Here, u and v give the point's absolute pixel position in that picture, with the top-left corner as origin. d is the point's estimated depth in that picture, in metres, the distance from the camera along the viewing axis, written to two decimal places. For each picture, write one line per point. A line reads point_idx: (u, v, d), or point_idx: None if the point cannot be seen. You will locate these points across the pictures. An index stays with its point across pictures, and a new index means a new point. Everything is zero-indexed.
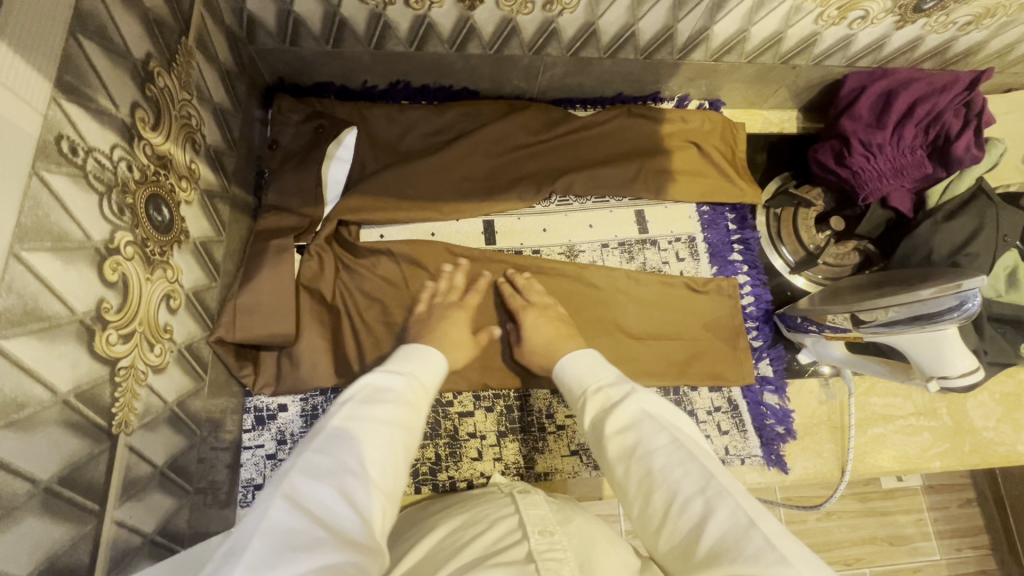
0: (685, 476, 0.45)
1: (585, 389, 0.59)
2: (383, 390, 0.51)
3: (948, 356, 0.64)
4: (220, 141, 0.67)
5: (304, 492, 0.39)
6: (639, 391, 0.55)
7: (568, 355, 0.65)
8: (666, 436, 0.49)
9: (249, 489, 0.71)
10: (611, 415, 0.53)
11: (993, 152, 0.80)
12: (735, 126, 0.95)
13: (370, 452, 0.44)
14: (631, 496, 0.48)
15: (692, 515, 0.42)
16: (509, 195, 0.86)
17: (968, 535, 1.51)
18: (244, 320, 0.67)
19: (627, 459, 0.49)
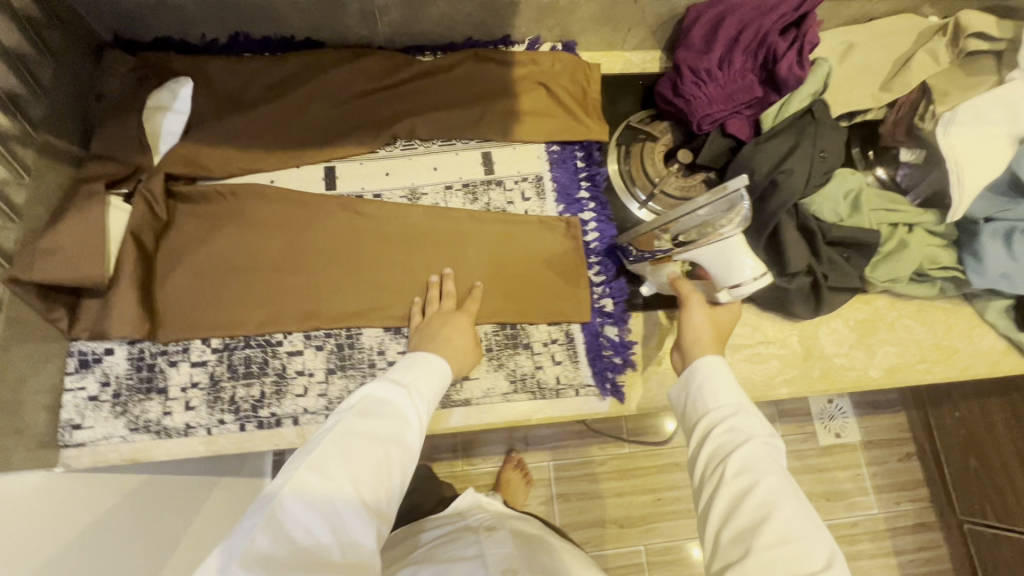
0: (821, 538, 0.50)
1: (730, 403, 0.59)
2: (382, 401, 0.59)
3: (736, 267, 0.64)
4: (16, 86, 0.68)
5: (290, 519, 0.49)
6: (765, 434, 0.57)
7: (710, 362, 0.63)
8: (790, 488, 0.53)
9: (68, 429, 0.72)
10: (755, 448, 0.55)
11: (819, 73, 0.79)
12: (588, 65, 0.94)
13: (361, 478, 0.53)
14: (733, 517, 0.52)
15: (804, 564, 0.48)
16: (348, 142, 0.86)
17: (908, 488, 1.49)
18: (44, 261, 0.67)
19: (748, 484, 0.53)
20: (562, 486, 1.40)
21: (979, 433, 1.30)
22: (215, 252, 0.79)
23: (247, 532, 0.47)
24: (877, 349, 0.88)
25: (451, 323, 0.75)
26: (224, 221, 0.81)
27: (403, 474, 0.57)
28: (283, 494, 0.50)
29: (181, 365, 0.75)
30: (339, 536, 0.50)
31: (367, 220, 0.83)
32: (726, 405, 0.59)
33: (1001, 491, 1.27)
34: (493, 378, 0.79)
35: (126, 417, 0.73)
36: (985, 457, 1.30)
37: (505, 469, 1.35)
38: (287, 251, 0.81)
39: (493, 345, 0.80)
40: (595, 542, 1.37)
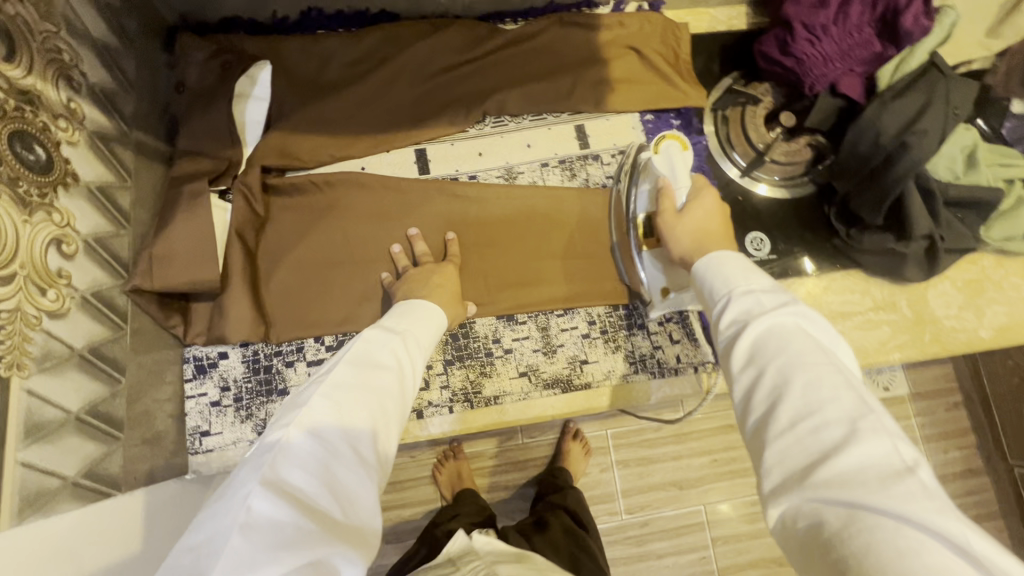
0: (848, 401, 0.39)
1: (729, 289, 0.51)
2: (368, 345, 0.55)
3: (676, 168, 0.68)
4: (109, 83, 0.63)
5: (288, 479, 0.42)
6: (788, 306, 0.47)
7: (710, 257, 0.56)
8: (819, 352, 0.42)
9: (196, 436, 0.71)
10: (760, 326, 0.45)
11: (944, 22, 0.73)
12: (678, 26, 0.89)
13: (355, 422, 0.48)
14: (749, 409, 0.42)
15: (829, 438, 0.37)
16: (439, 122, 0.81)
17: (957, 435, 1.35)
18: (162, 268, 0.64)
19: (756, 370, 0.43)
20: (621, 453, 1.30)
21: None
22: (318, 245, 0.76)
23: (239, 496, 0.40)
24: (986, 310, 0.86)
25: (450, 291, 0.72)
26: (323, 213, 0.77)
27: (395, 425, 0.52)
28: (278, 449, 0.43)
29: (297, 365, 0.74)
30: (337, 495, 0.43)
31: (469, 204, 0.80)
32: (721, 295, 0.51)
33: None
34: (613, 361, 0.78)
35: (252, 421, 0.72)
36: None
37: (564, 441, 1.25)
38: (391, 242, 0.78)
39: (608, 327, 0.79)
40: (656, 505, 1.28)
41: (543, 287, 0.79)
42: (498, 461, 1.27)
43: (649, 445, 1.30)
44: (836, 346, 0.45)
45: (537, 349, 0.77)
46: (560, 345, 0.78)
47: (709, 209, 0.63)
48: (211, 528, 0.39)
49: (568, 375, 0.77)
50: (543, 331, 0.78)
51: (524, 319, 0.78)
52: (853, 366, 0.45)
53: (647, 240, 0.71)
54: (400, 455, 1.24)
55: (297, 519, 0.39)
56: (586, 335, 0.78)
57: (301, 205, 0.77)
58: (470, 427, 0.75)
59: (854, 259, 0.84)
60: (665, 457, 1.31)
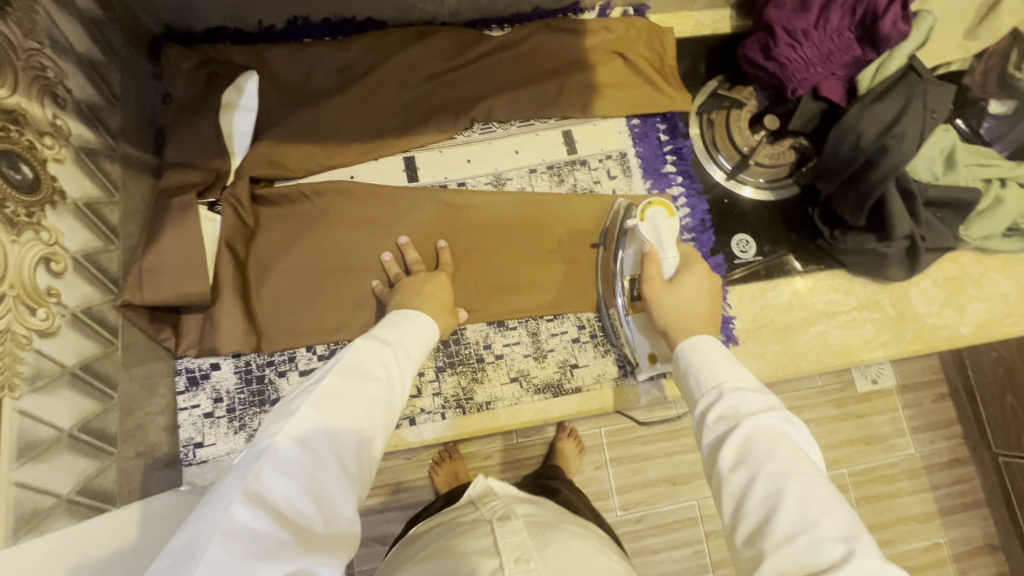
0: (839, 516, 0.42)
1: (717, 383, 0.54)
2: (360, 356, 0.56)
3: (662, 236, 0.71)
4: (95, 97, 0.63)
5: (270, 488, 0.43)
6: (774, 409, 0.51)
7: (694, 340, 0.60)
8: (806, 463, 0.46)
9: (190, 448, 0.71)
10: (748, 429, 0.49)
11: (922, 26, 0.75)
12: (663, 31, 0.89)
13: (343, 437, 0.49)
14: (741, 518, 0.45)
15: (824, 556, 0.40)
16: (427, 129, 0.82)
17: (943, 426, 1.38)
18: (151, 282, 0.64)
19: (748, 474, 0.46)
20: (615, 451, 1.32)
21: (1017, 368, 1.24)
22: (307, 256, 0.77)
23: (222, 502, 0.41)
24: (966, 306, 0.89)
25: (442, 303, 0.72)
26: (313, 222, 0.78)
27: (381, 438, 0.53)
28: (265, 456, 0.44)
29: (290, 375, 0.74)
30: (320, 506, 0.44)
31: (458, 211, 0.80)
32: (709, 388, 0.54)
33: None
34: (602, 365, 0.79)
35: (246, 432, 0.72)
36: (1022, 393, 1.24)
37: (559, 439, 1.26)
38: (382, 251, 0.78)
39: (597, 331, 0.80)
40: (650, 501, 1.30)
41: (533, 293, 0.80)
42: (494, 462, 1.28)
43: (643, 443, 1.32)
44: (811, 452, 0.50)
45: (527, 354, 0.78)
46: (550, 350, 0.79)
47: (698, 288, 0.67)
48: (192, 531, 0.40)
49: (558, 379, 0.78)
50: (534, 337, 0.79)
51: (514, 324, 0.79)
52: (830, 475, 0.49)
53: (634, 305, 0.73)
54: (395, 458, 1.24)
55: (277, 530, 0.40)
56: (575, 339, 0.79)
57: (290, 215, 0.77)
58: (462, 432, 0.76)
59: (838, 260, 0.86)
60: (658, 454, 1.33)
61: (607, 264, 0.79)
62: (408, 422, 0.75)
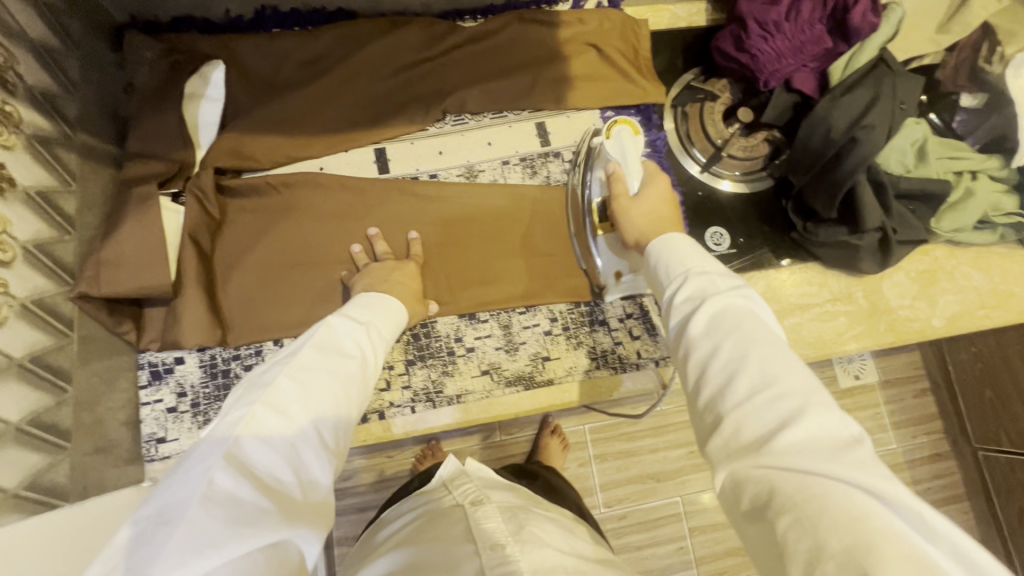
0: (801, 376, 0.41)
1: (684, 268, 0.52)
2: (333, 334, 0.55)
3: (627, 152, 0.72)
4: (49, 84, 0.61)
5: (249, 455, 0.41)
6: (740, 290, 0.49)
7: (662, 240, 0.57)
8: (770, 335, 0.45)
9: (152, 443, 0.70)
10: (714, 306, 0.47)
11: (892, 18, 0.75)
12: (638, 23, 0.89)
13: (322, 409, 0.48)
14: (703, 383, 0.44)
15: (783, 408, 0.39)
16: (398, 120, 0.81)
17: (925, 421, 1.39)
18: (110, 274, 0.63)
19: (714, 345, 0.45)
20: (598, 448, 1.31)
21: (995, 366, 1.23)
22: (275, 248, 0.76)
23: (198, 469, 0.38)
24: (939, 299, 0.89)
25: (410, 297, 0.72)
26: (280, 214, 0.76)
27: (355, 414, 0.52)
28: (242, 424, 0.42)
29: (256, 369, 0.73)
30: (299, 475, 0.43)
31: (430, 203, 0.80)
32: (677, 274, 0.52)
33: (1017, 419, 1.21)
34: (574, 358, 0.78)
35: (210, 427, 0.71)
36: (1001, 388, 1.23)
37: (542, 436, 1.25)
38: (351, 243, 0.77)
39: (570, 324, 0.79)
40: (634, 498, 1.30)
41: (504, 285, 0.79)
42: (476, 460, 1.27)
43: (626, 439, 1.31)
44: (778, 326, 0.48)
45: (499, 347, 0.78)
46: (522, 342, 0.78)
47: (662, 196, 0.66)
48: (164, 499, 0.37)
49: (529, 372, 0.77)
50: (505, 329, 0.78)
51: (485, 317, 0.78)
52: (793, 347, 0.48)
53: (603, 226, 0.74)
54: (376, 456, 1.23)
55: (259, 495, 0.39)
56: (548, 332, 0.79)
57: (257, 207, 0.76)
58: (431, 426, 0.75)
59: (812, 252, 0.86)
60: (643, 450, 1.32)
61: (576, 193, 0.79)
62: (376, 416, 0.74)
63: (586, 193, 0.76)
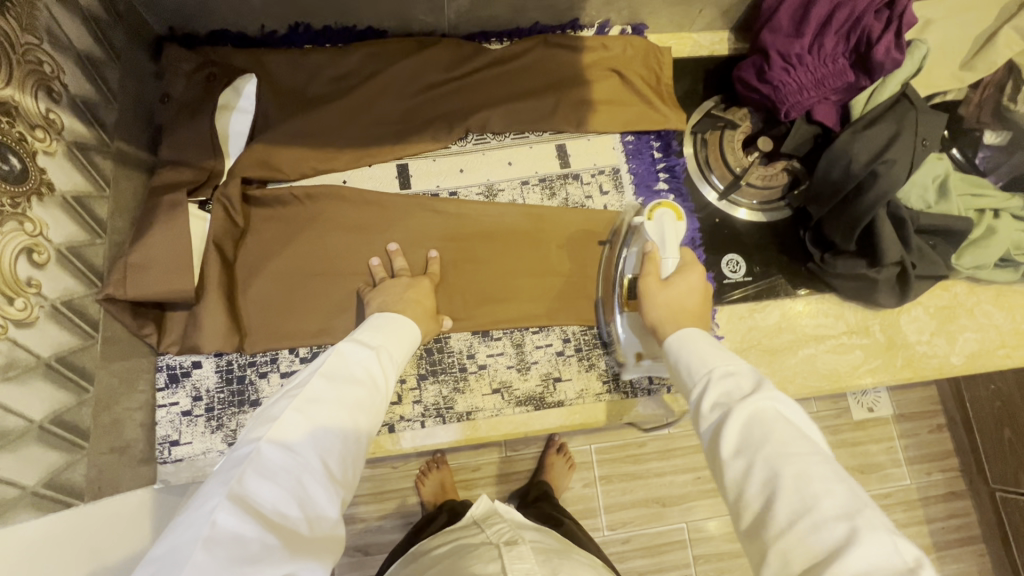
0: (839, 495, 0.41)
1: (706, 372, 0.54)
2: (341, 362, 0.56)
3: (666, 234, 0.72)
4: (92, 93, 0.64)
5: (254, 492, 0.42)
6: (767, 387, 0.49)
7: (686, 330, 0.60)
8: (802, 444, 0.45)
9: (166, 445, 0.71)
10: (743, 413, 0.48)
11: (916, 55, 0.76)
12: (661, 50, 0.90)
13: (329, 440, 0.49)
14: (744, 505, 0.45)
15: (827, 538, 0.39)
16: (422, 137, 0.83)
17: (940, 459, 1.36)
18: (137, 277, 0.65)
19: (747, 462, 0.46)
20: (605, 468, 1.30)
21: (1014, 405, 1.20)
22: (295, 259, 0.77)
23: (206, 509, 0.40)
24: (957, 336, 0.88)
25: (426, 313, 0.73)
26: (302, 225, 0.78)
27: (364, 441, 0.53)
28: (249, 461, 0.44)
29: (271, 376, 0.74)
30: (305, 509, 0.44)
31: (448, 220, 0.81)
32: (697, 378, 0.54)
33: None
34: (585, 379, 0.78)
35: (223, 432, 0.72)
36: None
37: (548, 453, 1.25)
38: (370, 256, 0.78)
39: (582, 345, 0.79)
40: (639, 522, 1.28)
41: (518, 304, 0.79)
42: (481, 475, 1.26)
43: (634, 461, 1.30)
44: (811, 430, 0.48)
45: (511, 365, 0.78)
46: (534, 362, 0.78)
47: (692, 287, 0.66)
48: (174, 538, 0.39)
49: (540, 393, 0.77)
50: (518, 348, 0.79)
51: (498, 335, 0.79)
52: (827, 450, 0.48)
53: (629, 303, 0.74)
54: (382, 466, 1.23)
55: (263, 533, 0.40)
56: (560, 353, 0.79)
57: (279, 217, 0.78)
58: (439, 442, 0.75)
59: (830, 284, 0.85)
60: (650, 473, 1.31)
61: (608, 265, 0.80)
62: (387, 429, 0.74)
63: (619, 266, 0.77)
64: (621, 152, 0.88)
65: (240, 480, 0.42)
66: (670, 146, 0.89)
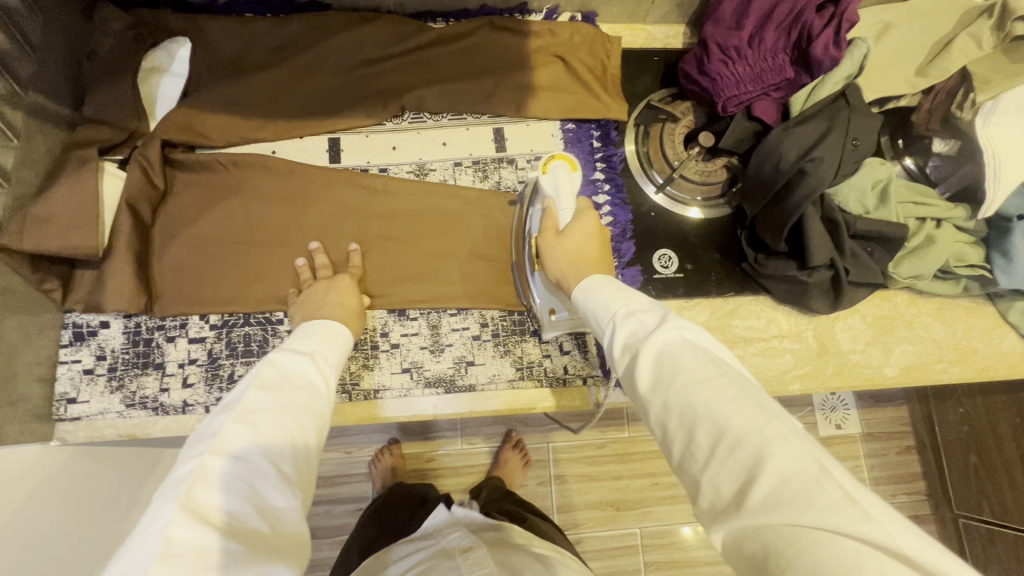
0: (748, 410, 0.39)
1: (613, 315, 0.51)
2: (277, 368, 0.54)
3: (560, 188, 0.69)
4: (3, 43, 0.64)
5: (204, 506, 0.41)
6: (672, 315, 0.47)
7: (586, 282, 0.58)
8: (707, 365, 0.43)
9: (62, 403, 0.71)
10: (652, 351, 0.46)
11: (855, 55, 0.73)
12: (609, 39, 0.89)
13: (276, 443, 0.47)
14: (669, 441, 0.43)
15: (745, 458, 0.37)
16: (355, 112, 0.82)
17: (905, 480, 1.33)
18: (35, 229, 0.65)
19: (663, 398, 0.44)
20: (560, 468, 1.28)
21: (980, 430, 1.15)
22: (214, 226, 0.76)
23: (154, 534, 0.38)
24: (894, 348, 0.85)
25: (337, 285, 0.72)
26: (225, 193, 0.77)
27: (314, 439, 0.52)
28: (193, 477, 0.42)
29: (178, 341, 0.73)
30: (261, 509, 0.43)
31: (375, 196, 0.80)
32: (607, 322, 0.52)
33: (1000, 489, 1.13)
34: (499, 365, 0.77)
35: (122, 393, 0.71)
36: (986, 455, 1.15)
37: (503, 449, 1.23)
38: (295, 258, 0.77)
39: (500, 330, 0.78)
40: (591, 524, 1.26)
41: (436, 284, 0.78)
42: (432, 466, 1.24)
43: (590, 463, 1.28)
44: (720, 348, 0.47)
45: (424, 346, 0.77)
46: (447, 344, 0.77)
47: (588, 232, 0.65)
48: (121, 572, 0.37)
49: (451, 375, 0.76)
50: (433, 329, 0.77)
51: (414, 315, 0.78)
52: (737, 363, 0.46)
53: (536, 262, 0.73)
54: (332, 450, 1.22)
55: (218, 542, 0.39)
56: (476, 337, 0.77)
57: (199, 182, 0.77)
58: (343, 418, 0.74)
59: (762, 285, 0.83)
60: (606, 476, 1.29)
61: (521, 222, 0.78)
62: None
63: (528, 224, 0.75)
64: (558, 139, 0.87)
65: (186, 498, 0.40)
66: (608, 135, 0.87)
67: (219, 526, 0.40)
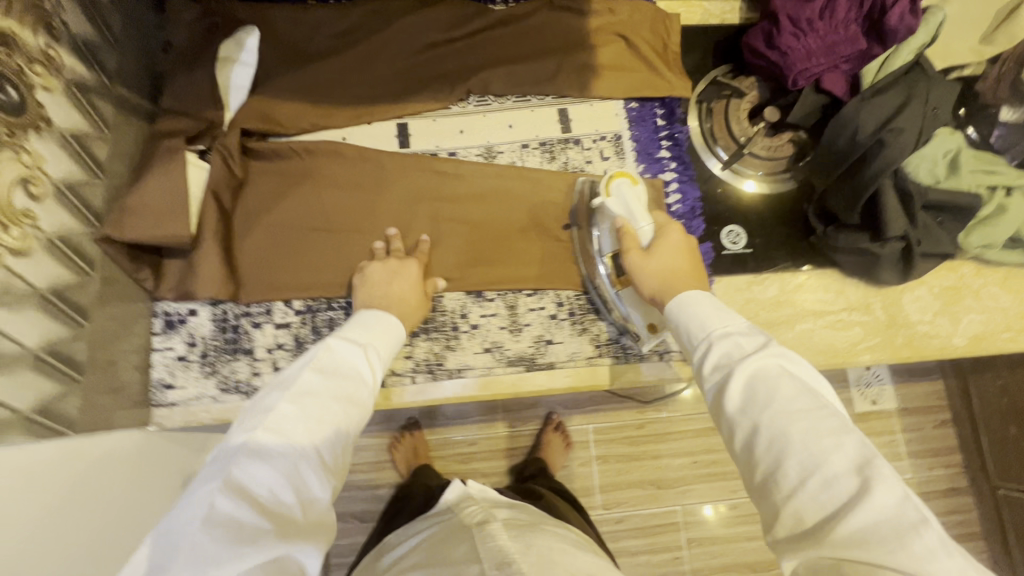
0: (848, 447, 0.43)
1: (707, 335, 0.55)
2: (331, 356, 0.56)
3: (631, 204, 0.71)
4: (93, 34, 0.64)
5: (249, 480, 0.44)
6: (774, 344, 0.51)
7: (682, 296, 0.60)
8: (806, 398, 0.47)
9: (160, 388, 0.73)
10: (746, 373, 0.50)
11: (931, 24, 0.74)
12: (669, 15, 0.88)
13: (321, 430, 0.49)
14: (753, 464, 0.46)
15: (840, 492, 0.41)
16: (422, 97, 0.82)
17: (943, 454, 1.33)
18: (131, 219, 0.66)
19: (752, 422, 0.47)
20: (602, 448, 1.29)
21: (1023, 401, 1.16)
22: (293, 213, 0.77)
23: (201, 497, 0.42)
24: (961, 317, 0.86)
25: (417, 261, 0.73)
26: (301, 180, 0.78)
27: (355, 432, 0.53)
28: (244, 451, 0.45)
29: (265, 326, 0.75)
30: (298, 494, 0.45)
31: (447, 179, 0.81)
32: (700, 339, 0.55)
33: None
34: (578, 343, 0.78)
35: (216, 378, 0.73)
36: None
37: (547, 431, 1.25)
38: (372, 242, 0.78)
39: (576, 309, 0.79)
40: (633, 503, 1.28)
41: (512, 266, 0.79)
42: (476, 449, 1.26)
43: (631, 443, 1.29)
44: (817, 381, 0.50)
45: (503, 326, 0.78)
46: (526, 324, 0.78)
47: (676, 247, 0.67)
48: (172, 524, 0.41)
49: (532, 353, 0.77)
50: (510, 309, 0.79)
51: (492, 296, 0.79)
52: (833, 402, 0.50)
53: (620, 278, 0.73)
54: (380, 436, 1.24)
55: (257, 518, 0.42)
56: (553, 316, 0.79)
57: (276, 170, 0.78)
58: (428, 398, 0.75)
59: (832, 259, 0.84)
60: (646, 455, 1.30)
61: (586, 243, 0.79)
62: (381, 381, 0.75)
63: (597, 243, 0.76)
64: (624, 118, 0.87)
65: (235, 469, 0.44)
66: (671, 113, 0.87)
67: (252, 502, 0.43)
